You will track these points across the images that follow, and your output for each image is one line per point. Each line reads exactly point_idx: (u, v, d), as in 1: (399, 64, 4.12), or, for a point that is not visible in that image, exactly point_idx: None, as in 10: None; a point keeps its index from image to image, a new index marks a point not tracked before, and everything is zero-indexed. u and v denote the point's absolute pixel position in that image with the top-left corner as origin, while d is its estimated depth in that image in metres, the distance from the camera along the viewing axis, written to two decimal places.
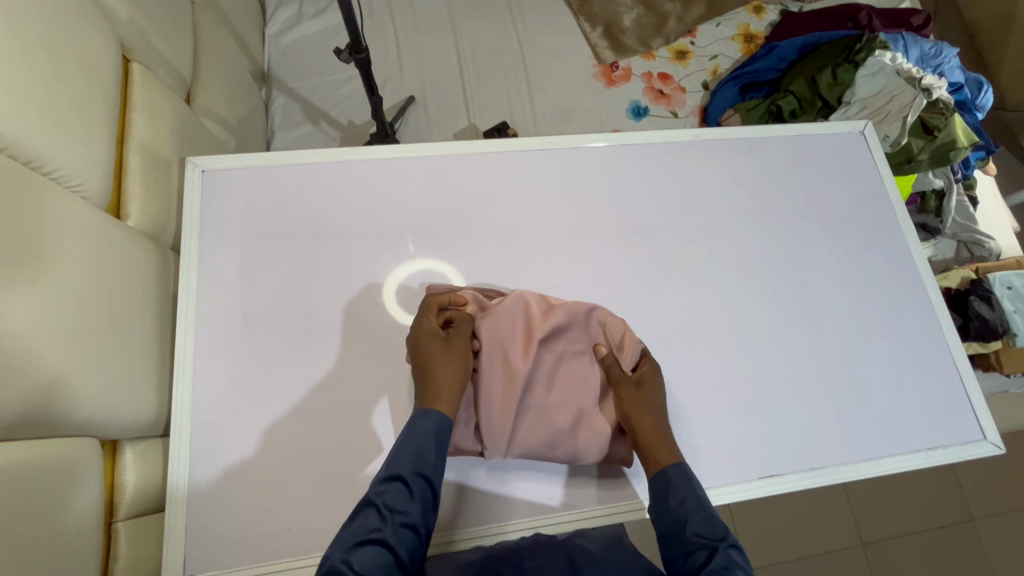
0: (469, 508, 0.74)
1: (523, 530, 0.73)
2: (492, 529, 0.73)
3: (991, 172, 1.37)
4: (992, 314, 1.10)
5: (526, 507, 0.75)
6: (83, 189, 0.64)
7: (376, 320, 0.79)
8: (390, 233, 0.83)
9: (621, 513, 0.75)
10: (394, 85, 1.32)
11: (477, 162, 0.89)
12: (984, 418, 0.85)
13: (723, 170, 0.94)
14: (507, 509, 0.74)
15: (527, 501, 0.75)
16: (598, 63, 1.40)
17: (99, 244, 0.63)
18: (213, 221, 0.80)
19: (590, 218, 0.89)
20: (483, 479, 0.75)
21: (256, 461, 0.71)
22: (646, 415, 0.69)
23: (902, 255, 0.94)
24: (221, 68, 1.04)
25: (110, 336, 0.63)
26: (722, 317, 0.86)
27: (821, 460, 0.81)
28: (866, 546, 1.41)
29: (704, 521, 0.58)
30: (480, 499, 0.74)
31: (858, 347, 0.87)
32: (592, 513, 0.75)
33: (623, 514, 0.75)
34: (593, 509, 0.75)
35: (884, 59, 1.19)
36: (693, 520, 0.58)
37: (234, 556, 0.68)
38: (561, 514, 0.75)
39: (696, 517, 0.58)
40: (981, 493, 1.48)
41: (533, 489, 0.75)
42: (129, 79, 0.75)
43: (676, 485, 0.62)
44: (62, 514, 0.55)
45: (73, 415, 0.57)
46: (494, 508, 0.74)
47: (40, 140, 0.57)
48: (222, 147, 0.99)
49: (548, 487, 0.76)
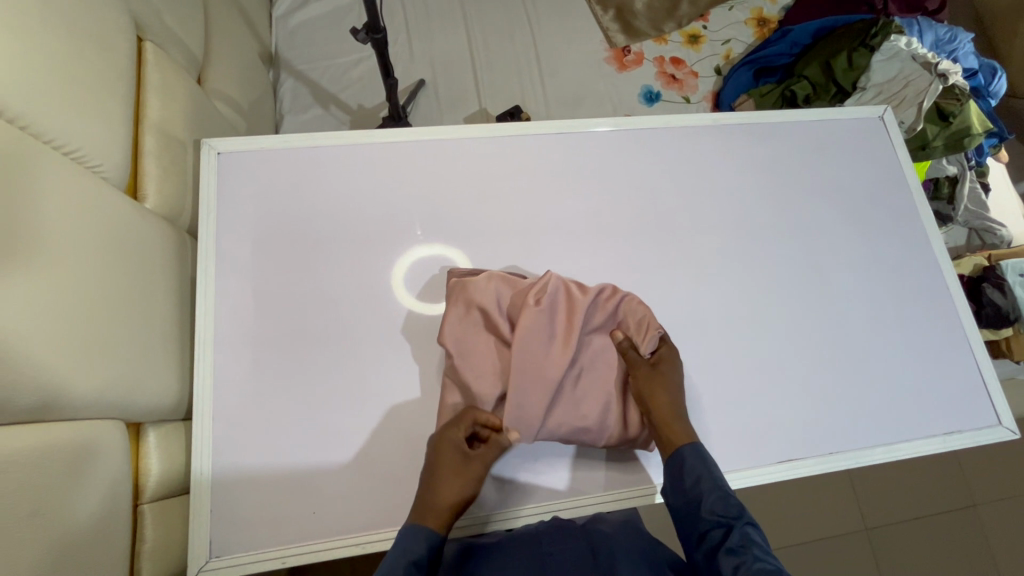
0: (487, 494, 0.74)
1: (528, 516, 0.74)
2: (507, 514, 0.73)
3: (1003, 159, 1.37)
4: (1005, 301, 1.11)
5: (540, 492, 0.75)
6: (102, 170, 0.63)
7: (396, 304, 0.78)
8: (408, 218, 0.83)
9: (625, 499, 0.76)
10: (403, 68, 1.30)
11: (494, 146, 0.88)
12: (999, 403, 0.86)
13: (741, 155, 0.94)
14: (523, 495, 0.74)
15: (533, 488, 0.75)
16: (610, 47, 1.38)
17: (119, 226, 0.63)
18: (229, 204, 0.79)
19: (608, 203, 0.88)
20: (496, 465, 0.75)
21: (278, 445, 0.71)
22: (661, 395, 0.69)
23: (919, 241, 0.94)
24: (230, 49, 1.02)
25: (132, 319, 0.63)
26: (740, 302, 0.86)
27: (838, 445, 0.81)
28: (870, 530, 1.43)
29: (720, 500, 0.61)
30: (497, 485, 0.74)
31: (876, 333, 0.88)
32: (605, 498, 0.75)
33: (635, 499, 0.76)
34: (597, 496, 0.75)
35: (900, 44, 1.16)
36: (708, 500, 0.61)
37: (259, 539, 0.68)
38: (565, 501, 0.75)
39: (711, 497, 0.61)
40: (983, 479, 1.50)
41: (547, 475, 0.76)
42: (142, 58, 0.74)
43: (689, 467, 0.64)
44: (89, 496, 0.55)
45: (99, 397, 0.56)
46: (502, 495, 0.74)
47: (57, 117, 0.56)
48: (234, 129, 0.97)
49: (554, 474, 0.76)
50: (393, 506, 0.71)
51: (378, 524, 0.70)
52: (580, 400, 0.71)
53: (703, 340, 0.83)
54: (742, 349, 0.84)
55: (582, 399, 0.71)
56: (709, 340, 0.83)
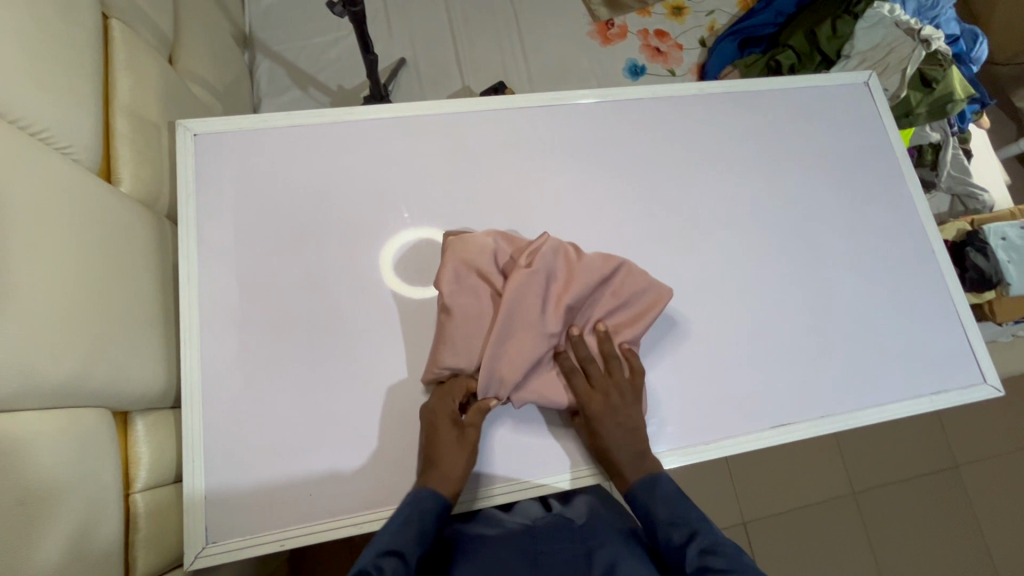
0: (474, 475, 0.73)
1: (514, 493, 0.73)
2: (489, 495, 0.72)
3: (985, 125, 1.38)
4: (988, 264, 1.13)
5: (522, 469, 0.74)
6: (73, 151, 0.61)
7: (385, 284, 0.77)
8: (394, 196, 0.81)
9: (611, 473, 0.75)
10: (383, 46, 1.27)
11: (480, 120, 0.86)
12: (984, 362, 0.88)
13: (728, 125, 0.93)
14: (509, 471, 0.73)
15: (519, 465, 0.74)
16: (593, 20, 1.36)
17: (94, 211, 0.60)
18: (208, 187, 0.77)
19: (595, 177, 0.87)
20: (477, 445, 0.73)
21: (272, 430, 0.70)
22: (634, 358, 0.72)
23: (904, 206, 0.94)
24: (201, 28, 0.99)
25: (112, 306, 0.61)
26: (729, 273, 0.86)
27: (829, 410, 0.82)
28: (857, 495, 1.46)
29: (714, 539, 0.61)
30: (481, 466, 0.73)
31: (863, 297, 0.88)
32: (590, 472, 0.75)
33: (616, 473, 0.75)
34: (583, 471, 0.75)
35: (884, 10, 1.14)
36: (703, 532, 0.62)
37: (257, 524, 0.68)
38: (550, 477, 0.74)
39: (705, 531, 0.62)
40: (966, 441, 1.54)
41: (533, 450, 0.75)
42: (109, 36, 0.71)
43: (648, 497, 0.67)
44: (79, 488, 0.54)
45: (82, 385, 0.55)
46: (490, 473, 0.73)
47: (22, 95, 0.53)
48: (210, 112, 0.95)
49: (539, 451, 0.75)
50: (389, 486, 0.71)
51: (376, 504, 0.70)
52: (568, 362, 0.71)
53: (694, 310, 0.83)
54: (733, 318, 0.84)
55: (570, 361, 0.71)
56: (700, 310, 0.83)
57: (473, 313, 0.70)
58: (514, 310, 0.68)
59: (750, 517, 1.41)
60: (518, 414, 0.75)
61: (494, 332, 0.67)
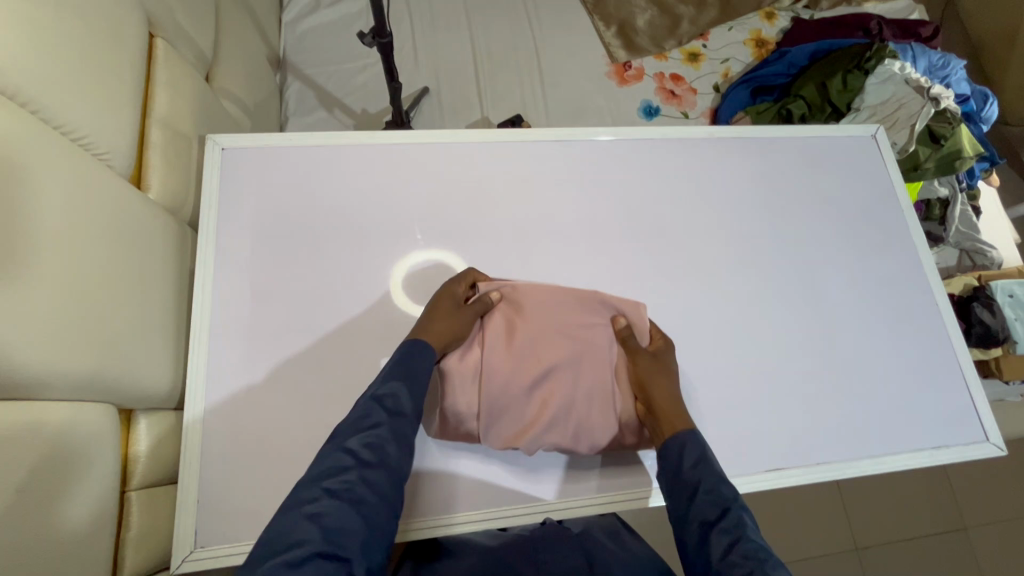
0: (491, 493, 0.75)
1: (523, 515, 0.74)
2: (499, 513, 0.74)
3: (993, 183, 1.39)
4: (994, 321, 1.13)
5: (535, 491, 0.76)
6: (107, 157, 0.64)
7: (396, 301, 0.79)
8: (408, 219, 0.84)
9: (622, 501, 0.76)
10: (409, 75, 1.33)
11: (494, 151, 0.89)
12: (986, 419, 0.87)
13: (736, 167, 0.95)
14: (518, 494, 0.75)
15: (527, 489, 0.75)
16: (611, 62, 1.41)
17: (122, 213, 0.63)
18: (231, 199, 0.80)
19: (603, 212, 0.89)
20: (494, 461, 0.76)
21: (273, 436, 0.72)
22: (666, 389, 0.71)
23: (909, 257, 0.96)
24: (239, 49, 1.04)
25: (129, 307, 0.63)
26: (729, 313, 0.87)
27: (826, 458, 0.82)
28: (860, 551, 1.42)
29: (716, 481, 0.59)
30: (497, 483, 0.75)
31: (864, 345, 0.89)
32: (600, 499, 0.76)
33: (625, 502, 0.76)
34: (593, 498, 0.76)
35: (894, 68, 1.21)
36: (709, 480, 0.59)
37: (245, 533, 0.68)
38: (560, 503, 0.75)
39: (712, 479, 0.59)
40: (974, 503, 1.49)
41: (543, 474, 0.76)
42: (153, 53, 0.76)
43: (683, 453, 0.62)
44: (79, 481, 0.55)
45: (90, 381, 0.56)
46: (496, 496, 0.75)
47: (66, 102, 0.57)
48: (238, 127, 0.99)
49: (549, 477, 0.76)
50: None
51: None
52: (567, 402, 0.73)
53: (695, 349, 0.84)
54: (733, 357, 0.85)
55: (571, 403, 0.73)
56: (700, 348, 0.84)
57: (468, 377, 0.71)
58: (495, 362, 0.72)
59: None
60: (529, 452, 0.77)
61: (494, 386, 0.71)
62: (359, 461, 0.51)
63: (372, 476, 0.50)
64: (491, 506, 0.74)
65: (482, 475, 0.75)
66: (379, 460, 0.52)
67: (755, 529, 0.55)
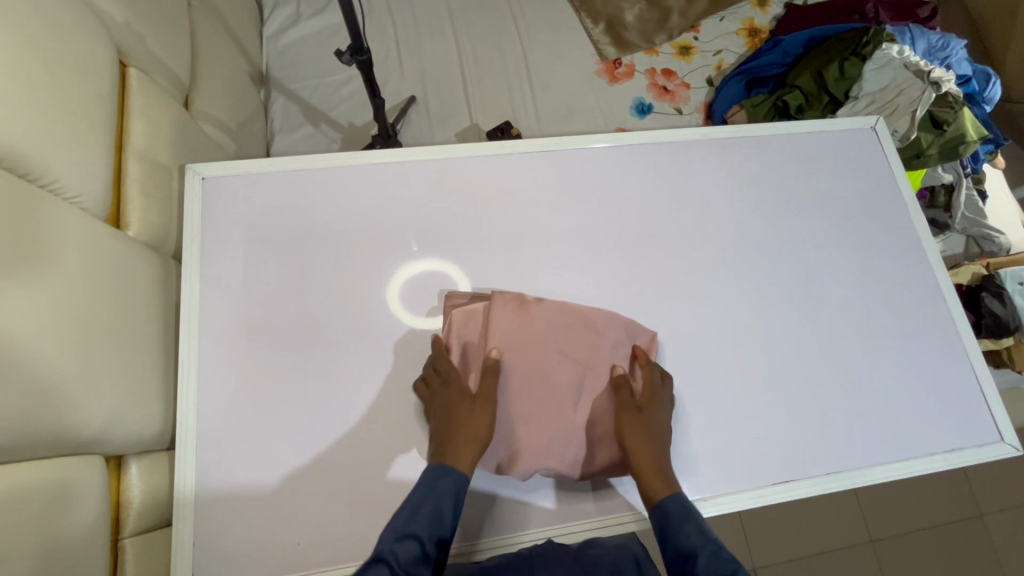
0: (506, 516, 0.73)
1: (522, 542, 0.72)
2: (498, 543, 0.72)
3: (999, 165, 1.35)
4: (1004, 311, 1.10)
5: (549, 510, 0.74)
6: (82, 200, 0.63)
7: (389, 326, 0.77)
8: (396, 241, 0.82)
9: (621, 525, 0.74)
10: (395, 85, 1.30)
11: (482, 165, 0.87)
12: (1000, 417, 0.84)
13: (732, 167, 0.93)
14: (516, 518, 0.74)
15: (522, 512, 0.74)
16: (601, 60, 1.38)
17: (100, 258, 0.62)
18: (213, 229, 0.78)
19: (597, 222, 0.87)
20: (505, 481, 0.75)
21: (269, 470, 0.71)
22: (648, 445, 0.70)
23: (913, 251, 0.93)
24: (218, 71, 1.02)
25: (111, 355, 0.62)
26: (732, 321, 0.85)
27: (835, 466, 0.80)
28: (875, 544, 1.40)
29: (712, 555, 0.61)
30: (512, 505, 0.74)
31: (868, 345, 0.86)
32: (603, 522, 0.74)
33: (624, 525, 0.74)
34: (594, 521, 0.74)
35: (892, 53, 1.17)
36: (702, 554, 0.61)
37: (244, 571, 0.67)
38: (558, 527, 0.73)
39: (706, 552, 0.61)
40: (990, 490, 1.47)
41: (538, 494, 0.75)
42: (126, 85, 0.74)
43: (681, 521, 0.64)
44: (70, 539, 0.54)
45: (74, 436, 0.55)
46: (491, 521, 0.73)
47: (33, 145, 0.55)
48: (222, 151, 0.97)
49: (545, 500, 0.75)
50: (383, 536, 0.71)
51: (350, 556, 0.69)
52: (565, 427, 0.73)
53: (696, 360, 0.82)
54: (733, 364, 0.83)
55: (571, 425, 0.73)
56: (701, 359, 0.82)
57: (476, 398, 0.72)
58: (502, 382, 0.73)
59: (765, 565, 1.36)
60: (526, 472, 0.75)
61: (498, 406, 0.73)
62: None
63: None
64: (491, 534, 0.73)
65: (476, 496, 0.74)
66: None
67: None
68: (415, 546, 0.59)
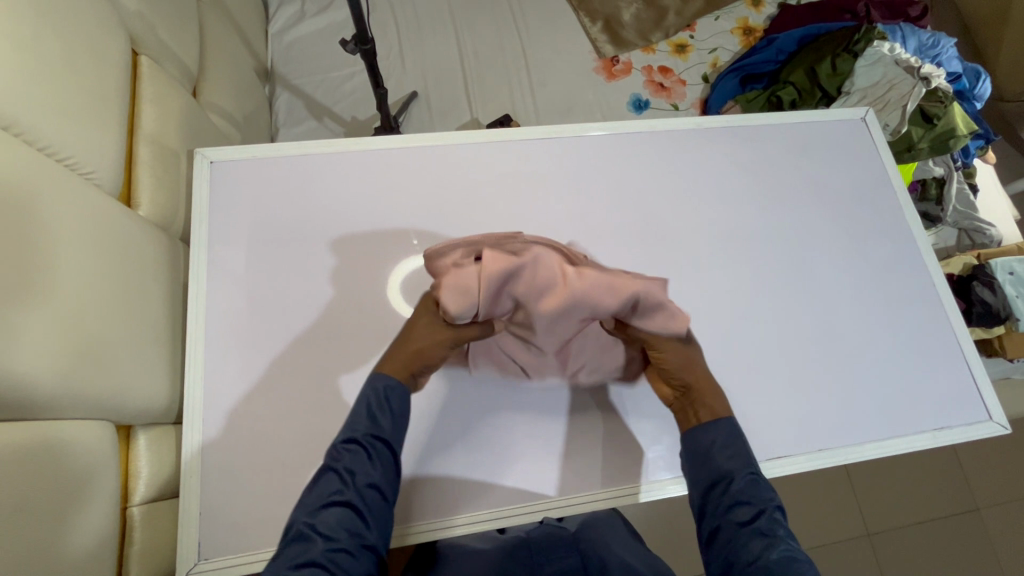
0: (449, 493, 0.73)
1: (523, 515, 0.73)
2: (498, 516, 0.72)
3: (990, 160, 1.38)
4: (994, 299, 1.12)
5: (488, 485, 0.73)
6: (95, 177, 0.65)
7: (391, 307, 0.79)
8: (398, 224, 0.84)
9: (621, 496, 0.75)
10: (397, 81, 1.33)
11: (482, 152, 0.89)
12: (988, 398, 0.86)
13: (726, 155, 0.95)
14: (516, 492, 0.74)
15: (522, 487, 0.74)
16: (599, 57, 1.41)
17: (111, 232, 0.64)
18: (220, 211, 0.81)
19: (594, 208, 0.89)
20: (453, 460, 0.74)
21: (273, 444, 0.72)
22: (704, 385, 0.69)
23: (903, 237, 0.95)
24: (225, 63, 1.05)
25: (121, 325, 0.63)
26: (727, 304, 0.87)
27: (827, 445, 0.81)
28: (872, 536, 1.41)
29: (751, 483, 0.60)
30: (459, 480, 0.73)
31: (858, 326, 0.88)
32: (603, 495, 0.75)
33: (624, 497, 0.75)
34: (595, 493, 0.75)
35: (883, 49, 1.19)
36: (742, 480, 0.60)
37: (247, 542, 0.69)
38: (558, 500, 0.74)
39: (745, 479, 0.60)
40: (986, 483, 1.48)
41: (537, 469, 0.75)
42: (138, 71, 0.77)
43: (724, 444, 0.64)
44: (81, 500, 0.55)
45: (86, 401, 0.57)
46: (490, 496, 0.73)
47: (51, 123, 0.58)
48: (228, 140, 0.99)
49: (545, 475, 0.75)
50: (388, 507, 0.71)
51: None
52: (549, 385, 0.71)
53: None
54: (727, 345, 0.84)
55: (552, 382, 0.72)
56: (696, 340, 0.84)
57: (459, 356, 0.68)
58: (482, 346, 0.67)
59: None
60: (522, 448, 0.75)
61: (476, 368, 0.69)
62: (331, 519, 0.55)
63: (338, 555, 0.53)
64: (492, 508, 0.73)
65: (474, 474, 0.74)
66: (340, 533, 0.54)
67: (788, 533, 0.57)
68: (358, 450, 0.60)
